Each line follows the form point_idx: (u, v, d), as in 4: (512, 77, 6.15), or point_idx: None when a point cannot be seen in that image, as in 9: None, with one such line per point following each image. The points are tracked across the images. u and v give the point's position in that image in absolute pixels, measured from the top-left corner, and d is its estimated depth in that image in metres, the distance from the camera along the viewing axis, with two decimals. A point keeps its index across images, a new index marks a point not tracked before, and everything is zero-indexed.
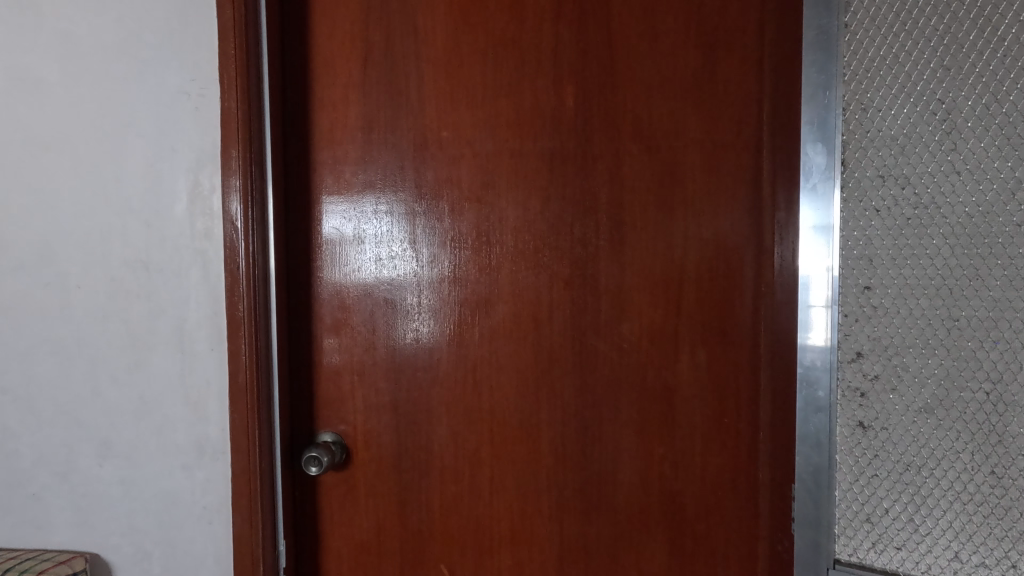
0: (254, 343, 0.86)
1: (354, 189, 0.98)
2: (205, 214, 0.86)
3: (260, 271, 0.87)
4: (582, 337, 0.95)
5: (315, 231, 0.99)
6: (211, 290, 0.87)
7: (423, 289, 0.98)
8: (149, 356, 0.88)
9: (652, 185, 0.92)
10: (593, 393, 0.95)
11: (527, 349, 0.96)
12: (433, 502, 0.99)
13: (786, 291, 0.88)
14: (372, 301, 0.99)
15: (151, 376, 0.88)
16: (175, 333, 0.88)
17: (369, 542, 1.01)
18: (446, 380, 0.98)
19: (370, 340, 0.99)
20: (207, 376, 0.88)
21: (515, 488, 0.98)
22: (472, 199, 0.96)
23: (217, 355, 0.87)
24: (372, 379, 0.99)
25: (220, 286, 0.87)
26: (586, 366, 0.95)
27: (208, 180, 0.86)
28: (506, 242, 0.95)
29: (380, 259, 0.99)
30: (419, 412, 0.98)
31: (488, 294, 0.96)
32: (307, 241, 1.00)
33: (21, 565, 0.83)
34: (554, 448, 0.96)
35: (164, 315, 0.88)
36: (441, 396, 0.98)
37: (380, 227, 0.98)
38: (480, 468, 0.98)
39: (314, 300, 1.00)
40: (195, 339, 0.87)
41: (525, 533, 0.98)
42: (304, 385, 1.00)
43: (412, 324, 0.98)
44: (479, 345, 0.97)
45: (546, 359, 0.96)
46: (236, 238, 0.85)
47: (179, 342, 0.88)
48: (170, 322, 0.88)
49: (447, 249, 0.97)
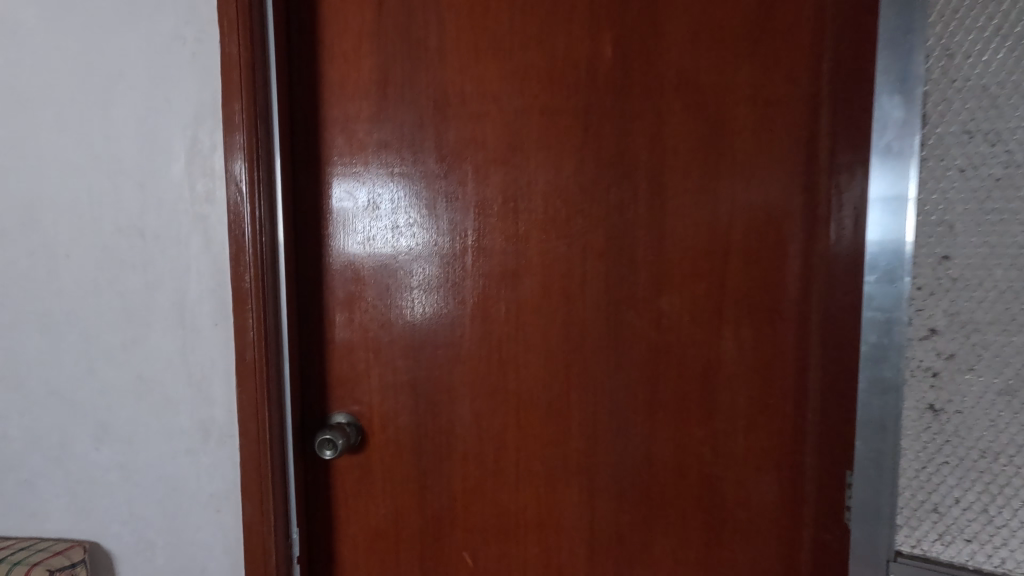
0: (262, 319, 0.79)
1: (368, 150, 0.90)
2: (206, 175, 0.78)
3: (268, 239, 0.79)
4: (617, 313, 0.87)
5: (325, 197, 0.91)
6: (214, 260, 0.79)
7: (441, 260, 0.90)
8: (148, 332, 0.81)
9: (696, 146, 0.84)
10: (628, 372, 0.88)
11: (557, 325, 0.89)
12: (454, 487, 0.93)
13: (843, 263, 0.80)
14: (388, 273, 0.91)
15: (150, 354, 0.81)
16: (175, 307, 0.80)
17: (386, 528, 0.95)
18: (469, 358, 0.91)
19: (386, 315, 0.92)
20: (212, 353, 0.80)
21: (541, 473, 0.92)
22: (498, 161, 0.87)
23: (221, 331, 0.80)
24: (389, 357, 0.92)
25: (223, 256, 0.79)
26: (620, 344, 0.88)
27: (208, 138, 0.78)
28: (535, 209, 0.88)
29: (396, 228, 0.91)
30: (439, 392, 0.92)
31: (513, 265, 0.89)
32: (316, 207, 0.92)
33: (14, 556, 0.77)
34: (585, 432, 0.90)
35: (163, 287, 0.80)
36: (464, 376, 0.91)
37: (396, 192, 0.90)
38: (505, 451, 0.92)
39: (324, 273, 0.92)
40: (197, 313, 0.80)
41: (552, 519, 0.92)
42: (316, 363, 0.93)
43: (429, 298, 0.91)
44: (505, 320, 0.90)
45: (577, 336, 0.89)
46: (241, 203, 0.77)
47: (180, 316, 0.80)
48: (170, 295, 0.80)
49: (470, 216, 0.89)
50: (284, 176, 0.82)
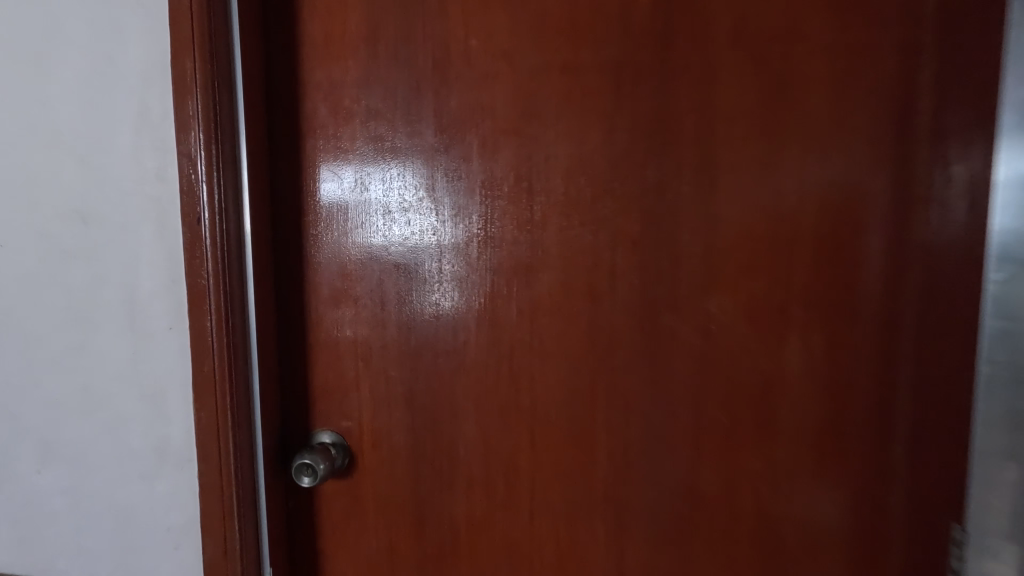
0: (223, 320, 0.66)
1: (356, 119, 0.75)
2: (156, 147, 0.65)
3: (231, 225, 0.66)
4: (654, 315, 0.72)
5: (306, 175, 0.77)
6: (168, 250, 0.66)
7: (443, 251, 0.76)
8: (92, 335, 0.68)
9: (755, 109, 0.67)
10: (666, 388, 0.72)
11: (581, 330, 0.73)
12: (458, 520, 0.79)
13: (941, 251, 0.66)
14: (379, 266, 0.77)
15: (95, 361, 0.68)
16: (123, 307, 0.67)
17: (378, 566, 0.81)
18: (475, 368, 0.76)
19: (378, 315, 0.77)
20: (166, 361, 0.68)
21: (561, 506, 0.77)
22: (510, 132, 0.72)
23: (177, 334, 0.67)
24: (382, 366, 0.78)
25: (178, 245, 0.66)
26: (659, 354, 0.72)
27: (158, 103, 0.65)
28: (554, 188, 0.72)
29: (389, 212, 0.76)
30: (441, 408, 0.77)
31: (528, 257, 0.74)
32: (296, 188, 0.77)
33: None
34: (614, 459, 0.74)
35: (109, 282, 0.67)
36: (469, 389, 0.76)
37: (388, 169, 0.76)
38: (518, 479, 0.77)
39: (305, 265, 0.78)
40: (149, 313, 0.67)
41: (574, 561, 0.77)
42: (297, 372, 0.79)
43: (429, 296, 0.76)
44: (518, 324, 0.75)
45: (605, 344, 0.73)
46: (199, 181, 0.65)
47: (128, 317, 0.67)
48: (117, 291, 0.67)
49: (477, 198, 0.74)
50: (251, 149, 0.68)
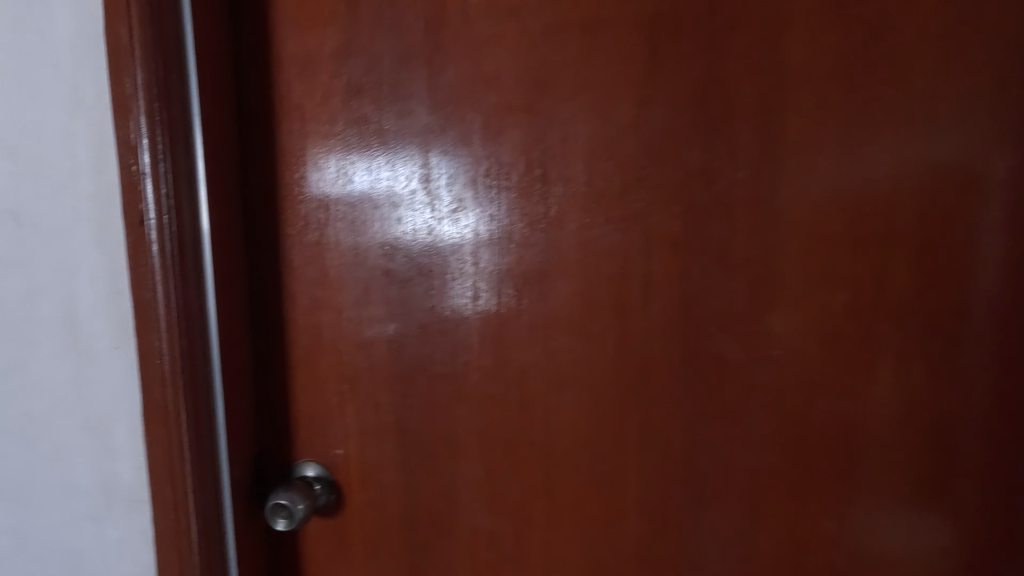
0: (176, 340, 0.56)
1: (336, 96, 0.62)
2: (93, 136, 0.55)
3: (184, 227, 0.55)
4: (701, 336, 0.57)
5: (281, 164, 0.64)
6: (110, 257, 0.56)
7: (440, 254, 0.63)
8: (33, 354, 0.59)
9: (837, 72, 0.52)
10: (713, 423, 0.58)
11: (607, 352, 0.59)
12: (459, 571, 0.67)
13: None
14: (366, 273, 0.64)
15: (38, 383, 0.60)
16: (62, 323, 0.58)
17: None
18: (478, 395, 0.63)
19: (366, 330, 0.65)
20: (113, 386, 0.58)
21: (582, 561, 0.64)
22: (518, 108, 0.59)
23: (124, 355, 0.58)
24: (370, 390, 0.66)
25: (120, 251, 0.56)
26: (705, 384, 0.58)
27: (93, 82, 0.55)
28: (573, 177, 0.58)
29: (377, 208, 0.63)
30: (439, 440, 0.65)
31: (541, 262, 0.60)
32: (269, 178, 0.65)
33: None
34: (648, 509, 0.61)
35: (47, 293, 0.58)
36: (472, 420, 0.64)
37: (376, 156, 0.63)
38: (530, 526, 0.64)
39: (281, 272, 0.66)
40: (92, 330, 0.58)
41: None
42: (277, 395, 0.68)
43: (424, 309, 0.64)
44: (529, 344, 0.61)
45: (636, 369, 0.59)
46: (144, 175, 0.54)
47: (70, 334, 0.58)
48: (57, 304, 0.58)
49: (478, 190, 0.61)
50: (207, 135, 0.57)
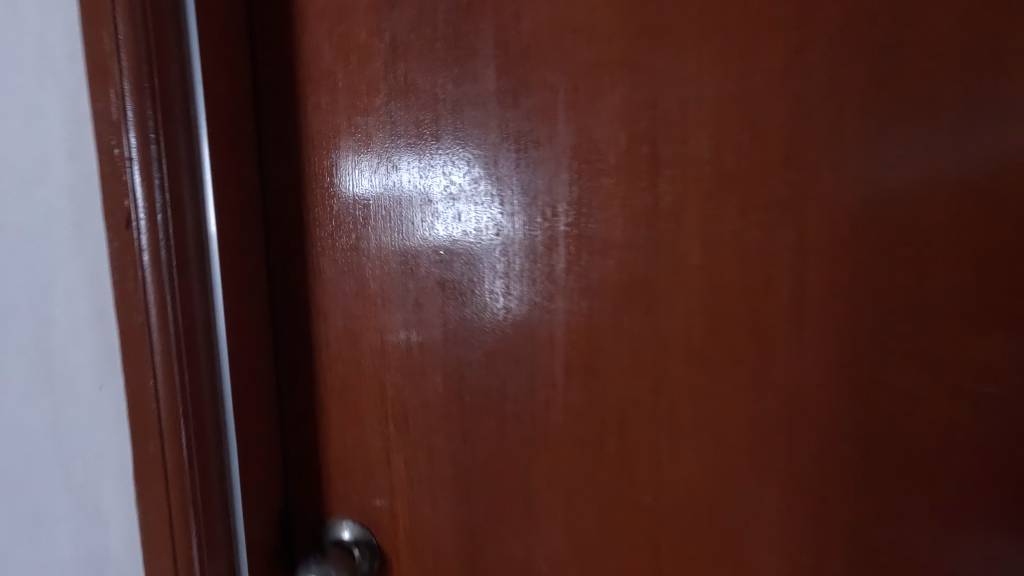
0: (176, 380, 0.43)
1: (378, 61, 0.48)
2: (63, 114, 0.42)
3: (186, 234, 0.42)
4: (870, 365, 0.44)
5: (308, 149, 0.51)
6: (87, 273, 0.43)
7: (499, 261, 0.49)
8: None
9: None
10: (849, 475, 0.45)
11: (738, 388, 0.45)
12: None
13: None
14: (417, 285, 0.51)
15: (0, 434, 0.47)
16: (34, 354, 0.45)
17: None
18: (560, 442, 0.49)
19: (417, 360, 0.51)
20: (95, 438, 0.45)
21: None
22: (617, 68, 0.44)
23: (108, 400, 0.44)
24: (422, 436, 0.52)
25: (101, 265, 0.43)
26: (873, 425, 0.45)
27: (64, 43, 0.41)
28: (693, 157, 0.44)
29: (431, 203, 0.50)
30: (508, 498, 0.51)
31: (646, 270, 0.46)
32: (292, 168, 0.51)
33: None
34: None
35: (8, 320, 0.45)
36: (553, 475, 0.50)
37: (429, 136, 0.49)
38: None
39: (308, 286, 0.52)
40: (66, 367, 0.45)
41: None
42: (304, 439, 0.54)
43: (479, 331, 0.50)
44: (631, 378, 0.47)
45: (776, 409, 0.45)
46: (132, 165, 0.41)
47: (39, 372, 0.45)
48: (22, 333, 0.45)
49: (561, 178, 0.47)
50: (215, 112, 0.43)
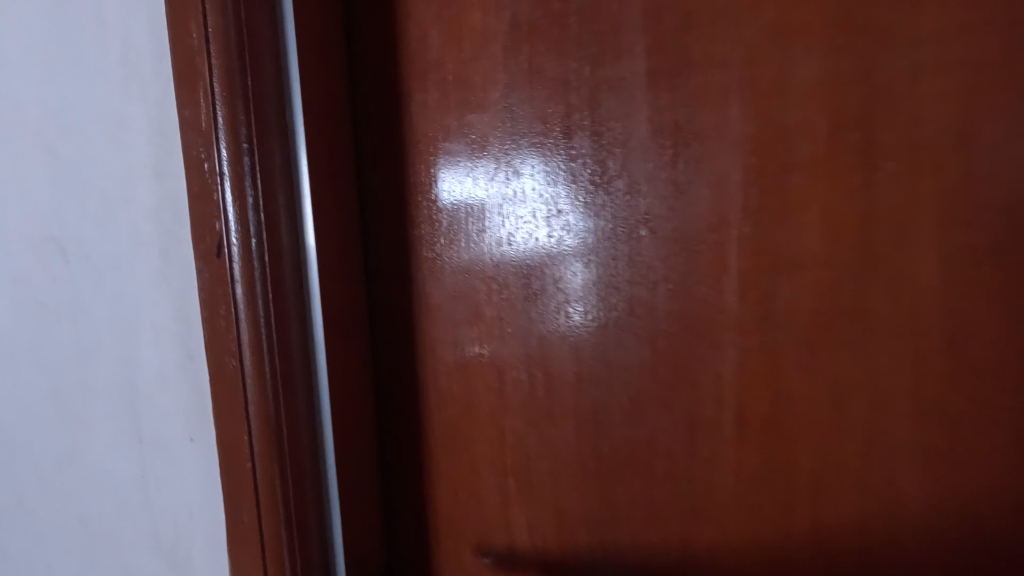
0: (274, 435, 0.36)
1: (496, 42, 0.39)
2: (147, 126, 0.36)
3: (283, 260, 0.35)
4: None
5: (410, 153, 0.42)
6: (174, 309, 0.37)
7: (626, 284, 0.39)
8: (76, 446, 0.41)
9: None
10: None
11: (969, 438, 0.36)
12: None
13: None
14: (541, 314, 0.41)
15: (84, 487, 0.42)
16: (122, 396, 0.40)
17: None
18: (725, 506, 0.40)
19: (544, 406, 0.42)
20: (184, 497, 0.39)
21: None
22: (813, 32, 0.34)
23: (199, 454, 0.38)
24: (550, 496, 0.43)
25: (190, 300, 0.37)
26: None
27: (148, 42, 0.35)
28: (914, 145, 0.34)
29: (559, 212, 0.40)
30: (657, 573, 0.42)
31: (851, 293, 0.35)
32: (395, 179, 0.43)
33: None
34: None
35: (92, 360, 0.40)
36: (718, 545, 0.40)
37: (558, 132, 0.39)
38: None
39: (411, 315, 0.44)
40: (154, 415, 0.39)
41: None
42: (406, 496, 0.46)
43: (604, 370, 0.41)
44: (825, 428, 0.37)
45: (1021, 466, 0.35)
46: (222, 179, 0.34)
47: (125, 420, 0.40)
48: (107, 375, 0.40)
49: (730, 179, 0.37)
50: (312, 114, 0.37)
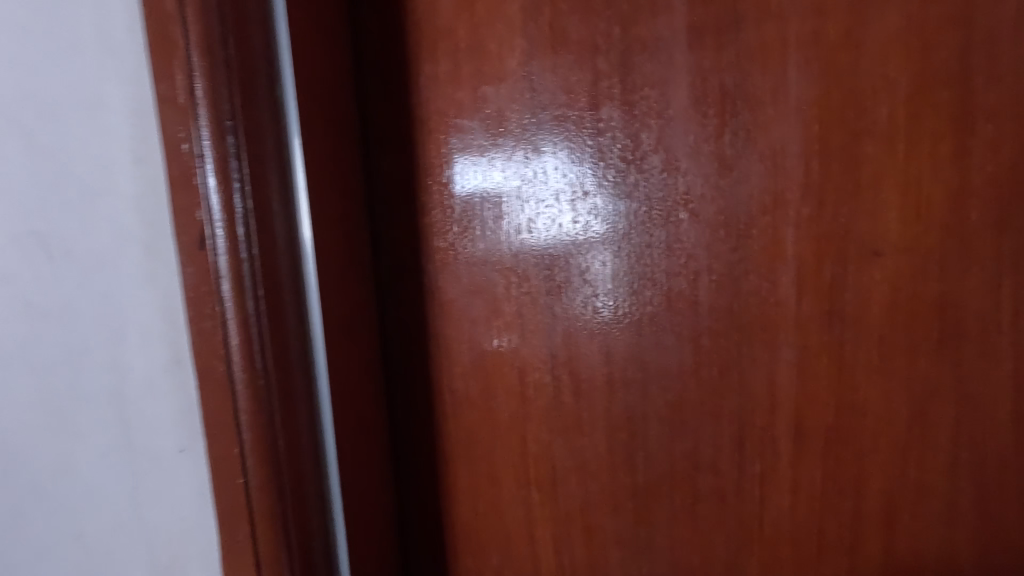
0: (270, 449, 0.32)
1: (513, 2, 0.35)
2: (123, 105, 0.32)
3: (277, 253, 0.31)
4: None
5: (419, 131, 0.38)
6: (160, 308, 0.34)
7: (662, 276, 0.35)
8: (51, 461, 0.37)
9: None
10: None
11: None
12: None
13: None
14: (566, 310, 0.37)
15: (62, 506, 0.38)
16: (100, 402, 0.36)
17: None
18: (783, 527, 0.35)
19: (572, 412, 0.38)
20: (177, 510, 0.36)
21: None
22: None
23: (192, 464, 0.35)
24: (578, 512, 0.38)
25: (177, 297, 0.34)
26: None
27: (123, 9, 0.32)
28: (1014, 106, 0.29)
29: (584, 196, 0.35)
30: None
31: (937, 283, 0.31)
32: (401, 161, 0.38)
33: None
34: None
35: (65, 366, 0.36)
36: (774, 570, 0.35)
37: (584, 102, 0.34)
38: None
39: (425, 312, 0.40)
40: (140, 424, 0.36)
41: None
42: (423, 509, 0.42)
43: (639, 373, 0.36)
44: (904, 439, 0.32)
45: None
46: (204, 162, 0.30)
47: (106, 431, 0.36)
48: (85, 383, 0.36)
49: (787, 152, 0.32)
50: (309, 88, 0.33)
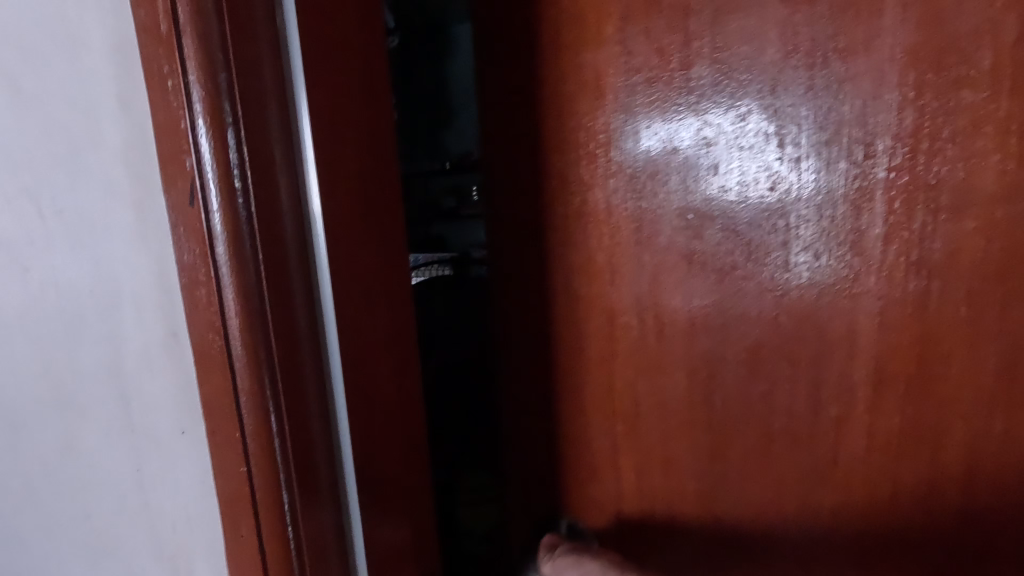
0: (271, 414, 0.30)
1: None
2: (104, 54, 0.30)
3: (279, 208, 0.29)
4: None
5: (525, 97, 0.42)
6: (154, 275, 0.32)
7: (793, 231, 0.35)
8: (71, 431, 0.39)
9: None
10: None
11: None
12: None
13: None
14: (710, 275, 0.38)
15: (87, 467, 0.39)
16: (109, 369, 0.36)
17: None
18: (858, 468, 0.36)
19: (654, 353, 0.41)
20: (177, 484, 0.36)
21: None
22: None
23: (191, 448, 0.34)
24: (658, 444, 0.42)
25: (168, 265, 0.31)
26: None
27: None
28: None
29: (709, 163, 0.37)
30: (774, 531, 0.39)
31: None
32: (508, 123, 0.43)
33: None
34: None
35: (80, 349, 0.37)
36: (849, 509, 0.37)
37: (687, 68, 0.36)
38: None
39: (526, 262, 0.44)
40: (140, 394, 0.35)
41: None
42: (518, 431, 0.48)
43: (720, 320, 0.38)
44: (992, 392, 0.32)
45: None
46: (191, 109, 0.27)
47: (117, 410, 0.36)
48: (89, 355, 0.36)
49: (879, 102, 0.32)
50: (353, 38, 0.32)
